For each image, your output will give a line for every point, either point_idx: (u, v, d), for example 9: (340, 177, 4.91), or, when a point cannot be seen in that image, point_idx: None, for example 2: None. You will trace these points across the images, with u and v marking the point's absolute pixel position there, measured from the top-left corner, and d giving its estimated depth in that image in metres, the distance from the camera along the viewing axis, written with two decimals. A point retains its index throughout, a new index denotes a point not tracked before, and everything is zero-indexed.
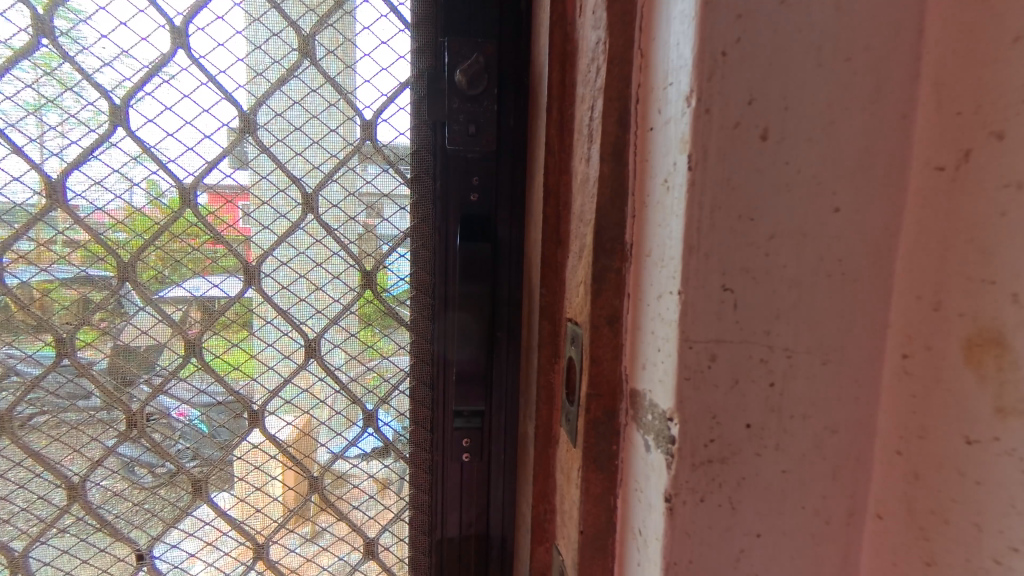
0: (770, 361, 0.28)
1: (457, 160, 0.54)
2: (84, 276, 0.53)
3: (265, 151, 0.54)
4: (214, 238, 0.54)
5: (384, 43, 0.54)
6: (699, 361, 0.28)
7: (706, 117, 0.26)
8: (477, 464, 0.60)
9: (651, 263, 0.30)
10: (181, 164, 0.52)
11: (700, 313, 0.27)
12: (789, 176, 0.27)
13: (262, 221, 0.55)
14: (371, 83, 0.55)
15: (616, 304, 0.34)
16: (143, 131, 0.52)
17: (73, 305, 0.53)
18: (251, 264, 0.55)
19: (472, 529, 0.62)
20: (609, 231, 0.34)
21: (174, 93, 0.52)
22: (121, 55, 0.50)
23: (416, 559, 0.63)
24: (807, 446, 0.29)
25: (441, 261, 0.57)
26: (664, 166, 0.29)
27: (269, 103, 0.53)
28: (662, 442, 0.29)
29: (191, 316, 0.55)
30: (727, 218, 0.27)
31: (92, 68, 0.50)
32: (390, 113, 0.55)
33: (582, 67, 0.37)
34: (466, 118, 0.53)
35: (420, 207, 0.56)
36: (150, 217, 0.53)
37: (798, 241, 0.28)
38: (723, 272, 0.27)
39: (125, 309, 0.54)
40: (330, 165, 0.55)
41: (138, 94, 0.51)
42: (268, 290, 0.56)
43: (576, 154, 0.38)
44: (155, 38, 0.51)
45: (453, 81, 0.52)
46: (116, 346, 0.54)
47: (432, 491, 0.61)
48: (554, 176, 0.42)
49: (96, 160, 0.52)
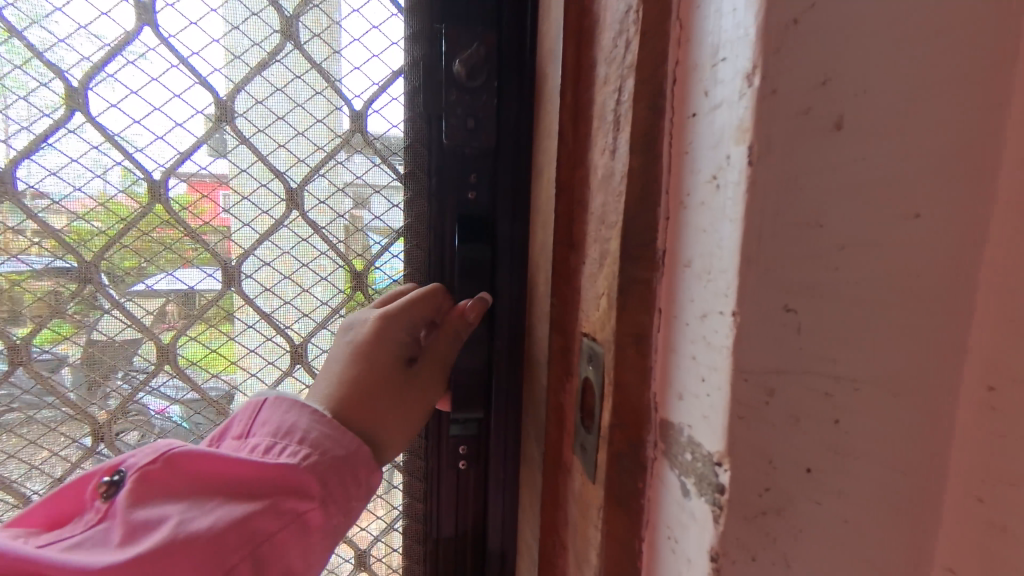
0: (835, 395, 0.24)
1: (453, 156, 0.48)
2: (53, 266, 0.46)
3: (245, 141, 0.47)
4: (189, 233, 0.47)
5: (374, 28, 0.48)
6: (755, 396, 0.23)
7: (772, 99, 0.21)
8: (474, 471, 0.55)
9: (691, 275, 0.26)
10: (146, 153, 0.46)
11: (757, 339, 0.23)
12: (865, 174, 0.23)
13: (242, 216, 0.48)
14: (360, 70, 0.48)
15: (643, 322, 0.29)
16: (104, 117, 0.45)
17: (45, 298, 0.46)
18: (230, 263, 0.49)
19: (469, 540, 0.57)
20: (638, 236, 0.29)
21: (140, 76, 0.45)
22: (77, 32, 0.43)
23: (408, 568, 0.59)
24: (874, 492, 0.25)
25: (438, 264, 0.52)
26: (712, 159, 0.24)
27: (247, 90, 0.47)
28: (706, 489, 0.24)
29: (168, 310, 0.49)
30: (791, 222, 0.22)
31: (44, 45, 0.43)
32: (381, 104, 0.49)
33: (605, 41, 0.32)
34: (464, 112, 0.47)
35: (414, 205, 0.51)
36: (123, 205, 0.46)
37: (872, 253, 0.23)
38: (785, 290, 0.23)
39: (96, 304, 0.47)
40: (318, 158, 0.49)
41: (98, 74, 0.44)
42: (250, 291, 0.50)
43: (595, 144, 0.33)
44: (117, 13, 0.43)
45: (451, 72, 0.46)
46: (94, 343, 0.48)
47: (426, 501, 0.56)
48: (567, 169, 0.37)
49: (51, 148, 0.44)
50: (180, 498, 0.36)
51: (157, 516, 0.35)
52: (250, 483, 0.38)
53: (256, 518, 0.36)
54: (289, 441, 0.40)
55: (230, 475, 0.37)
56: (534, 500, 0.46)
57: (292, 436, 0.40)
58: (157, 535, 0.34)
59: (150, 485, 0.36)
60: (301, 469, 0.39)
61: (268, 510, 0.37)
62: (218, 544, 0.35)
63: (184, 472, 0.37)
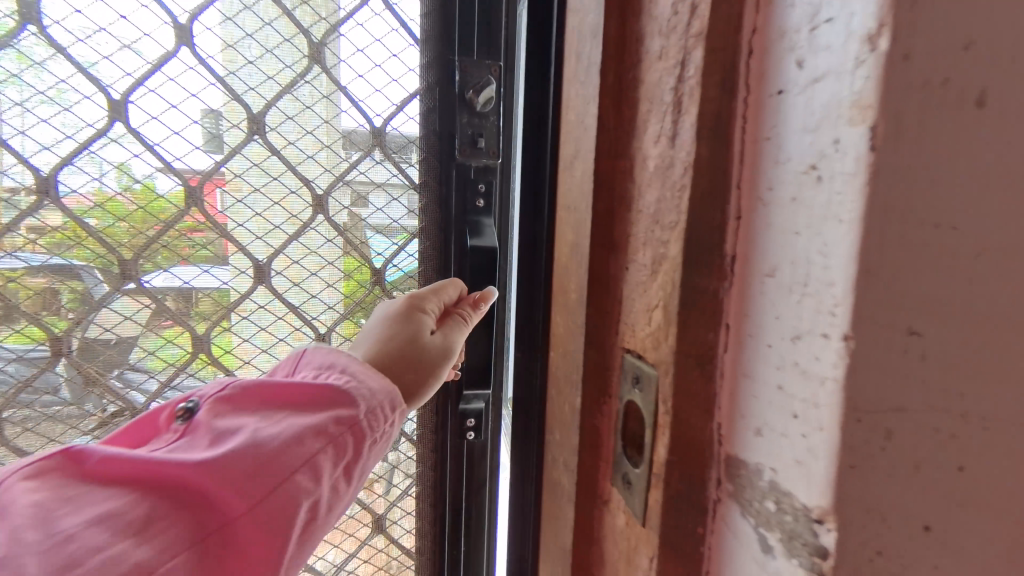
0: (961, 437, 0.19)
1: (464, 173, 0.47)
2: (48, 262, 0.42)
3: (276, 154, 0.46)
4: (218, 232, 0.45)
5: (394, 56, 0.47)
6: (870, 440, 0.18)
7: (904, 66, 0.17)
8: (478, 439, 0.55)
9: (776, 286, 0.22)
10: (187, 162, 0.43)
11: (875, 370, 0.18)
12: (1005, 164, 0.18)
13: (272, 220, 0.47)
14: (381, 92, 0.47)
15: (708, 340, 0.25)
16: (144, 129, 0.42)
17: (41, 296, 0.42)
18: (261, 262, 0.47)
19: (473, 505, 0.56)
20: (704, 239, 0.24)
21: (180, 91, 0.43)
22: (121, 49, 0.41)
23: (419, 529, 0.57)
24: (1000, 553, 0.20)
25: (445, 268, 0.49)
26: (807, 146, 0.20)
27: (280, 105, 0.45)
28: (800, 549, 0.20)
29: (167, 305, 0.45)
30: (919, 226, 0.18)
31: (85, 60, 0.40)
32: (400, 122, 0.48)
33: (659, 10, 0.27)
34: (474, 131, 0.47)
35: (427, 211, 0.49)
36: (121, 200, 0.42)
37: (1010, 263, 0.19)
38: (908, 308, 0.18)
39: (101, 303, 0.43)
40: (341, 168, 0.47)
41: (139, 88, 0.42)
42: (281, 288, 0.48)
43: (646, 131, 0.28)
44: (159, 34, 0.41)
45: (464, 99, 0.46)
46: (104, 339, 0.44)
47: (437, 469, 0.55)
48: (608, 160, 0.32)
49: (83, 153, 0.41)
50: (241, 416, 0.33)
51: (227, 426, 0.32)
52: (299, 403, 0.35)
53: (316, 432, 0.34)
54: (330, 372, 0.36)
55: (281, 398, 0.34)
56: (559, 546, 0.39)
57: (336, 366, 0.37)
58: (231, 441, 0.31)
59: (220, 400, 0.34)
60: (346, 392, 0.35)
61: (324, 425, 0.34)
62: (281, 451, 0.32)
63: (239, 398, 0.34)
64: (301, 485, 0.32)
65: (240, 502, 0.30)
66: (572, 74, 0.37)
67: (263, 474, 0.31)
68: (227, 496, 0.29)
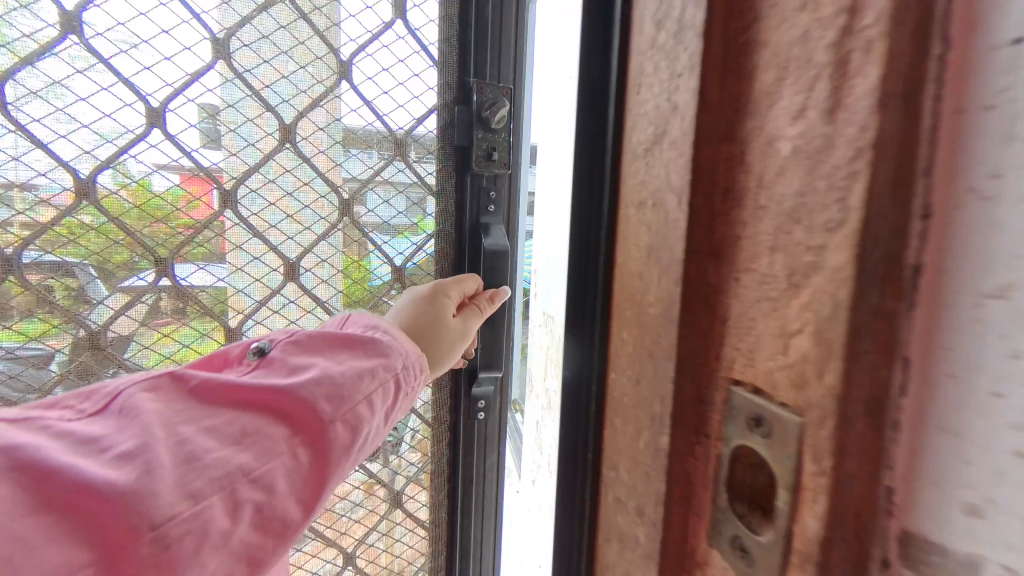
0: None
1: (474, 178, 0.76)
2: (58, 264, 0.58)
3: (305, 159, 0.69)
4: (189, 224, 0.64)
5: (416, 76, 0.74)
6: None
7: None
8: (484, 419, 0.82)
9: (1012, 310, 0.16)
10: (221, 165, 0.65)
11: None
12: None
13: (306, 222, 0.71)
14: (405, 108, 0.74)
15: (881, 379, 0.18)
16: (182, 134, 0.63)
17: (37, 291, 0.58)
18: (292, 261, 0.70)
19: (479, 472, 0.84)
20: (885, 245, 0.18)
21: (216, 100, 0.64)
22: (162, 62, 0.61)
23: (435, 500, 0.85)
24: None
25: (458, 249, 0.78)
26: None
27: (309, 117, 0.69)
28: None
29: (163, 302, 0.64)
30: None
31: (132, 71, 0.60)
32: (418, 132, 0.75)
33: None
34: (488, 146, 0.75)
35: (446, 211, 0.78)
36: (119, 199, 0.60)
37: None
38: None
39: (90, 297, 0.61)
40: (368, 175, 0.73)
41: (179, 98, 0.62)
42: (308, 283, 0.72)
43: (776, 104, 0.22)
44: (198, 48, 0.62)
45: (480, 117, 0.74)
46: (121, 331, 0.63)
47: (452, 440, 0.83)
48: (712, 144, 0.25)
49: (132, 157, 0.60)
50: (306, 357, 0.45)
51: (297, 364, 0.45)
52: (348, 352, 0.47)
53: (366, 374, 0.46)
54: (375, 330, 0.51)
55: (336, 347, 0.47)
56: None
57: (378, 327, 0.52)
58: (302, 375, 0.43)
59: (289, 344, 0.46)
60: (388, 345, 0.50)
61: (370, 370, 0.47)
62: (341, 384, 0.44)
63: (304, 344, 0.46)
64: (355, 413, 0.44)
65: (314, 422, 0.41)
66: (646, 41, 0.31)
67: (328, 401, 0.42)
68: (304, 416, 0.41)
